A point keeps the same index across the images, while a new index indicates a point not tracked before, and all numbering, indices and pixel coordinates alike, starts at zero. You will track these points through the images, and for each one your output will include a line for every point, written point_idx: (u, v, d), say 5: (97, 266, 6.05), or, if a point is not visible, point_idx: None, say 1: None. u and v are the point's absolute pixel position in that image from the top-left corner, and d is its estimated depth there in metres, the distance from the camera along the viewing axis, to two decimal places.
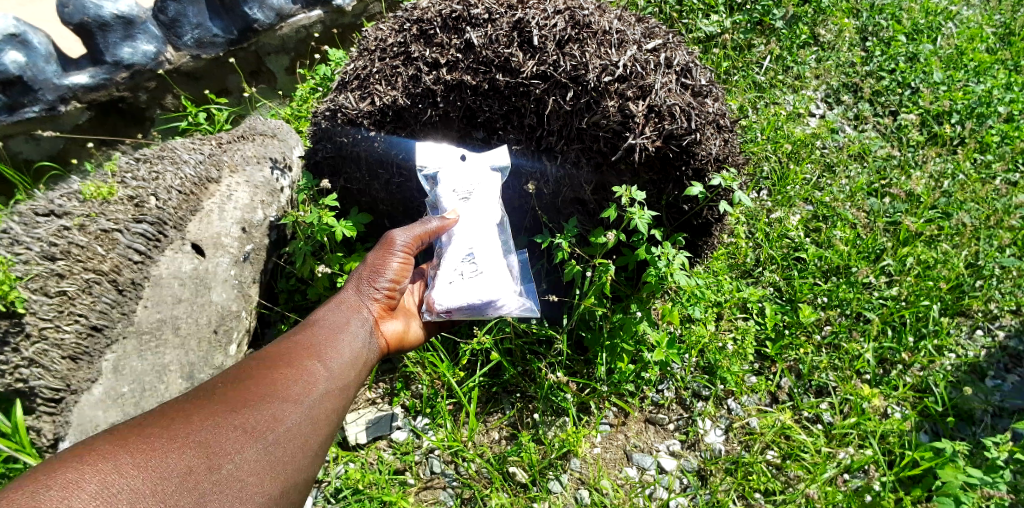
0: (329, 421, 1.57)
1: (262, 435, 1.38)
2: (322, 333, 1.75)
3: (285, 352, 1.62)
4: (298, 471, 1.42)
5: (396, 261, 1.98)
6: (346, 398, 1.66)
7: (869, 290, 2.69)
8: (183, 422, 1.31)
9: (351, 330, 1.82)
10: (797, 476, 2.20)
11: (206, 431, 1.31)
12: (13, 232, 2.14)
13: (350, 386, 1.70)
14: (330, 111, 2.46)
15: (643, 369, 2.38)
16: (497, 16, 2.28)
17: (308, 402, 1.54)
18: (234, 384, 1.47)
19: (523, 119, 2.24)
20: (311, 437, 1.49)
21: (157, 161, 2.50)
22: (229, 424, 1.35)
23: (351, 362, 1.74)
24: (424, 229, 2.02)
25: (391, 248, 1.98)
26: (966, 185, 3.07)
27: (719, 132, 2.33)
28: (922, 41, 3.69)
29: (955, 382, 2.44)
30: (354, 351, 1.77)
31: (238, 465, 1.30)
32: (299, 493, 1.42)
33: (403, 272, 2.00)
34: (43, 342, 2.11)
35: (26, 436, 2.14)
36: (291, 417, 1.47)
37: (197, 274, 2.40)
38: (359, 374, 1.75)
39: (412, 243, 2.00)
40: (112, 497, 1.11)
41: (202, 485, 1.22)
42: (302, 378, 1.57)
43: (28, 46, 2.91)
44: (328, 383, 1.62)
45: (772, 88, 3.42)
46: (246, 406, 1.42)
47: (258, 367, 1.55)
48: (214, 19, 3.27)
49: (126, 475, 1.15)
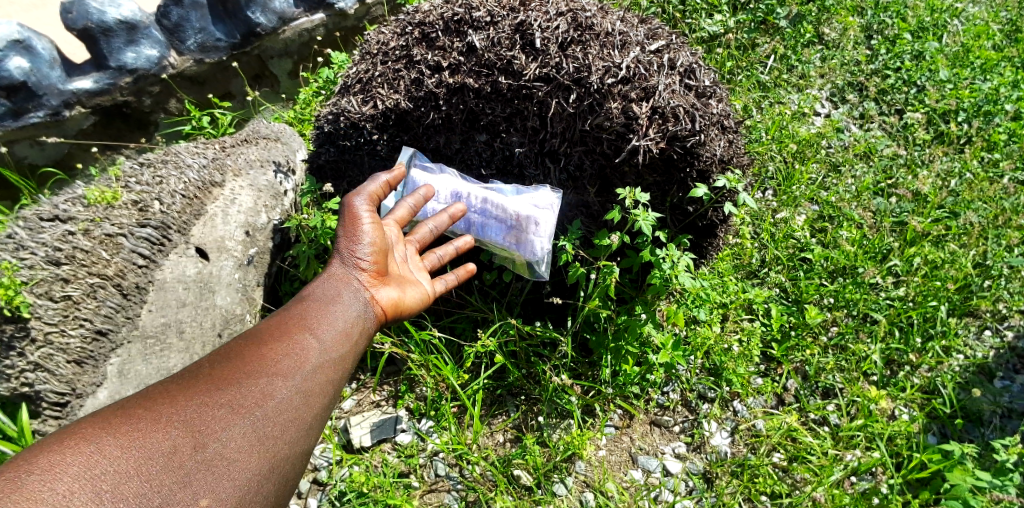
0: (323, 394, 1.55)
1: (250, 411, 1.38)
2: (313, 306, 1.70)
3: (274, 328, 1.59)
4: (291, 446, 1.42)
5: (367, 225, 1.88)
6: (341, 371, 1.64)
7: (877, 290, 2.67)
8: (167, 404, 1.32)
9: (344, 300, 1.75)
10: (803, 479, 2.18)
11: (190, 410, 1.32)
12: (18, 237, 2.13)
13: (346, 358, 1.67)
14: (332, 115, 2.43)
15: (648, 371, 2.37)
16: (499, 18, 2.27)
17: (299, 375, 1.51)
18: (221, 364, 1.47)
19: (526, 121, 2.24)
20: (303, 411, 1.48)
21: (161, 165, 2.50)
22: (214, 402, 1.36)
23: (346, 332, 1.69)
24: (374, 187, 1.99)
25: (357, 215, 1.89)
26: (974, 184, 3.03)
27: (724, 133, 2.31)
28: (928, 39, 3.66)
29: (964, 383, 2.42)
30: (348, 321, 1.72)
31: (225, 443, 1.31)
32: (294, 468, 1.43)
33: (379, 234, 1.90)
34: (48, 346, 2.13)
35: (32, 440, 2.11)
36: (280, 393, 1.46)
37: (201, 277, 2.40)
38: (356, 344, 1.71)
39: (368, 205, 1.95)
40: (95, 478, 1.13)
41: (187, 464, 1.23)
42: (293, 352, 1.54)
43: (32, 52, 2.93)
44: (321, 356, 1.59)
45: (777, 87, 3.40)
46: (232, 385, 1.41)
47: (246, 345, 1.53)
48: (217, 23, 3.28)
49: (108, 457, 1.16)
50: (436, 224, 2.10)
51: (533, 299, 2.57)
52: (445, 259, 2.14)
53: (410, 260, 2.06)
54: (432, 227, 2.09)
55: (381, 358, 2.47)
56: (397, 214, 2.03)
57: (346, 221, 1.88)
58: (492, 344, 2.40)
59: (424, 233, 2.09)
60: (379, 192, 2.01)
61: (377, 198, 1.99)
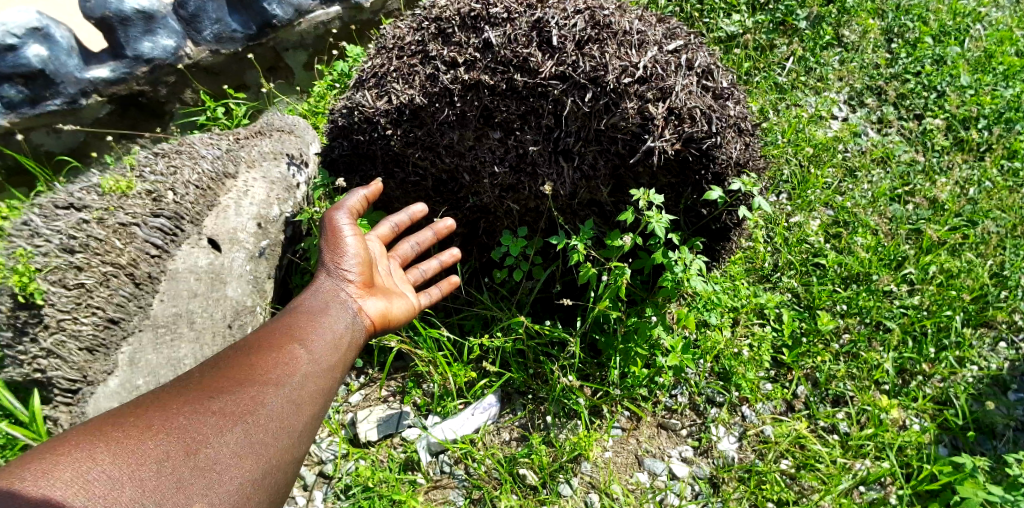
0: (314, 402, 1.61)
1: (241, 419, 1.44)
2: (303, 318, 1.77)
3: (265, 340, 1.66)
4: (282, 453, 1.47)
5: (351, 238, 1.99)
6: (331, 380, 1.70)
7: (891, 298, 2.63)
8: (160, 412, 1.38)
9: (333, 312, 1.83)
10: (811, 487, 2.16)
11: (181, 418, 1.38)
12: (34, 224, 2.16)
13: (336, 368, 1.73)
14: (346, 109, 2.43)
15: (657, 373, 2.35)
16: (516, 15, 2.25)
17: (290, 384, 1.57)
18: (212, 374, 1.54)
19: (540, 120, 2.23)
20: (294, 418, 1.53)
21: (175, 156, 2.51)
22: (206, 410, 1.42)
23: (334, 343, 1.76)
24: (355, 202, 2.09)
25: (340, 229, 2.00)
26: (993, 193, 2.98)
27: (740, 135, 2.29)
28: (950, 43, 3.59)
29: (977, 394, 2.38)
30: (337, 332, 1.79)
31: (217, 449, 1.36)
32: (285, 474, 1.47)
33: (363, 247, 2.00)
34: (61, 333, 2.15)
35: (42, 425, 2.17)
36: (270, 401, 1.51)
37: (213, 268, 2.41)
38: (345, 354, 1.78)
39: (351, 220, 2.04)
40: (87, 483, 1.17)
41: (179, 470, 1.29)
42: (283, 362, 1.61)
43: (50, 40, 2.98)
44: (311, 365, 1.65)
45: (794, 89, 3.37)
46: (222, 393, 1.47)
47: (237, 357, 1.60)
48: (233, 14, 3.28)
49: (99, 462, 1.22)
50: (417, 243, 2.26)
51: (543, 298, 2.56)
52: (428, 274, 2.29)
53: (394, 273, 2.20)
54: (414, 244, 2.26)
55: (389, 353, 2.49)
56: (379, 232, 2.20)
57: (329, 235, 1.98)
58: (499, 344, 2.41)
59: (406, 249, 2.25)
60: (360, 206, 2.11)
61: (357, 212, 2.10)
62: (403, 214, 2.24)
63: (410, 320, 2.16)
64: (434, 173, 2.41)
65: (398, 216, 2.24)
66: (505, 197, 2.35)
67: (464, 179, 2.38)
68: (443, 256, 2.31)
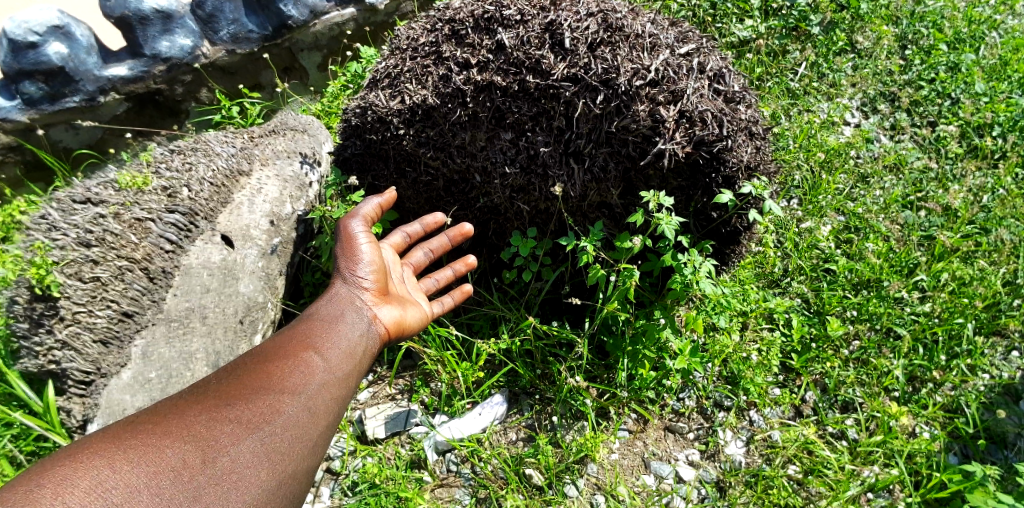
0: (329, 411, 1.61)
1: (257, 427, 1.45)
2: (319, 325, 1.79)
3: (282, 347, 1.67)
4: (298, 462, 1.48)
5: (366, 246, 2.03)
6: (345, 389, 1.70)
7: (902, 304, 2.60)
8: (177, 420, 1.39)
9: (348, 320, 1.85)
10: (819, 493, 2.14)
11: (198, 425, 1.38)
12: (52, 218, 2.24)
13: (350, 376, 1.74)
14: (360, 109, 2.46)
15: (664, 376, 2.36)
16: (529, 17, 2.27)
17: (306, 392, 1.58)
18: (229, 382, 1.54)
19: (551, 121, 2.24)
20: (310, 427, 1.54)
21: (191, 153, 2.56)
22: (224, 418, 1.42)
23: (349, 352, 1.77)
24: (369, 211, 2.14)
25: (354, 237, 2.05)
26: (1006, 201, 2.95)
27: (751, 139, 2.30)
28: (964, 50, 3.55)
29: (989, 404, 2.35)
30: (352, 340, 1.81)
31: (234, 457, 1.36)
32: (300, 483, 1.47)
33: (377, 254, 2.04)
34: (76, 325, 2.19)
35: (55, 416, 2.22)
36: (287, 409, 1.52)
37: (226, 264, 2.44)
38: (359, 363, 1.79)
39: (366, 230, 2.09)
40: (106, 491, 1.18)
41: (197, 478, 1.28)
42: (298, 370, 1.62)
43: (71, 38, 3.05)
44: (325, 374, 1.66)
45: (806, 95, 3.37)
46: (241, 401, 1.48)
47: (253, 364, 1.61)
48: (249, 15, 3.31)
49: (119, 470, 1.22)
50: (429, 251, 2.29)
51: (551, 298, 2.59)
52: (440, 283, 2.32)
53: (407, 281, 2.22)
54: (427, 252, 2.29)
55: (399, 352, 2.52)
56: (393, 240, 2.23)
57: (345, 243, 2.03)
58: (506, 344, 2.43)
59: (419, 257, 2.29)
60: (373, 214, 2.16)
61: (371, 220, 2.14)
62: (416, 223, 2.29)
63: (423, 328, 2.19)
64: (446, 172, 2.42)
65: (411, 225, 2.28)
66: (515, 198, 2.37)
67: (474, 180, 2.40)
68: (456, 265, 2.34)
